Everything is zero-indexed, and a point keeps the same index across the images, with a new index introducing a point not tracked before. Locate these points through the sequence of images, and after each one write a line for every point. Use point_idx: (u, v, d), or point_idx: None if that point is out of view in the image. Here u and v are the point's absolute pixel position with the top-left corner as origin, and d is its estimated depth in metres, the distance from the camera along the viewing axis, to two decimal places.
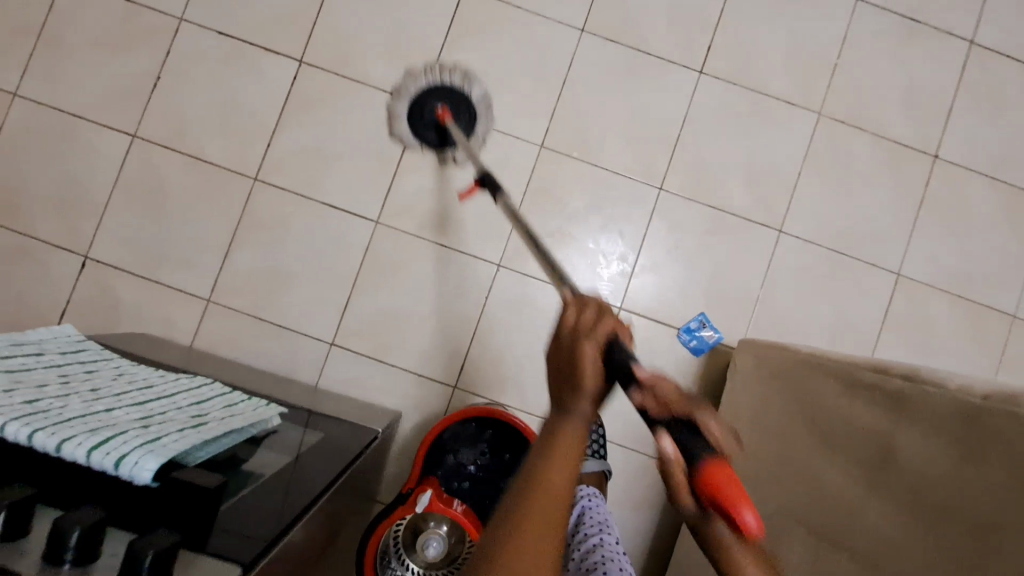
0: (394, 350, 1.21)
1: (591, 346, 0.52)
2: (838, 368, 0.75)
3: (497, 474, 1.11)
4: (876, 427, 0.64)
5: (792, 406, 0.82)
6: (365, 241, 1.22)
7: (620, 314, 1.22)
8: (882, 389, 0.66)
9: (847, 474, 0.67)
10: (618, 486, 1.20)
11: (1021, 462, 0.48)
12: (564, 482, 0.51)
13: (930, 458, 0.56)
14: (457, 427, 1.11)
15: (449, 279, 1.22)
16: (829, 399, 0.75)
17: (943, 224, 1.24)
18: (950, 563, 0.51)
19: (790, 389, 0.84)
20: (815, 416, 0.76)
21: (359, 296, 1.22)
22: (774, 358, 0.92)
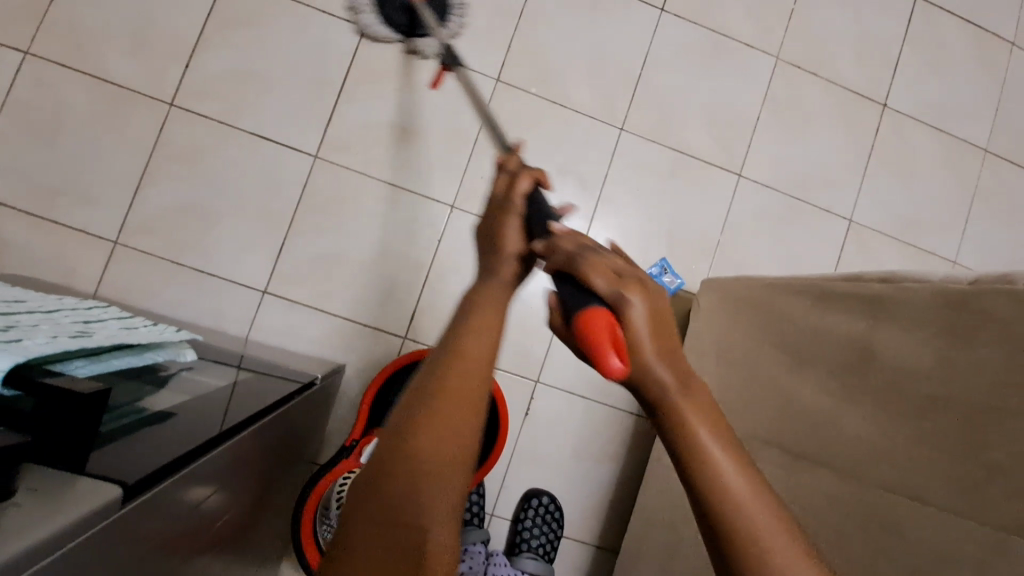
0: (336, 298, 1.10)
1: (510, 216, 0.51)
2: (808, 285, 0.71)
3: None
4: (852, 333, 0.61)
5: (759, 332, 0.78)
6: (302, 178, 1.10)
7: None
8: (855, 296, 0.62)
9: (820, 386, 0.63)
10: (580, 438, 1.14)
11: (1018, 338, 0.44)
12: (489, 334, 0.41)
13: (915, 353, 0.52)
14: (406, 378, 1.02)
15: (398, 221, 1.12)
16: (797, 315, 0.71)
17: (890, 171, 1.27)
18: (943, 456, 0.47)
19: (756, 316, 0.81)
20: (785, 337, 0.73)
21: (296, 238, 1.10)
22: (737, 289, 0.89)
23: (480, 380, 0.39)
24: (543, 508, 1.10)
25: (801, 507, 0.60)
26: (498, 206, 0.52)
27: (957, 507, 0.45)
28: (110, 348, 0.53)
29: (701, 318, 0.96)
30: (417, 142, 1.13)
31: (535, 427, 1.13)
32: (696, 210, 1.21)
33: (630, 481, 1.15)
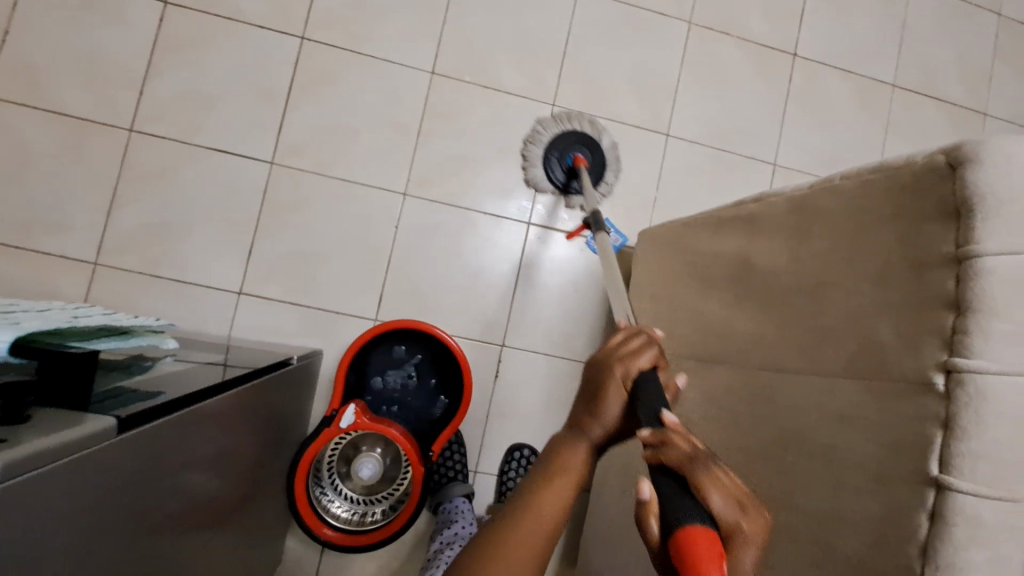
0: (307, 291, 1.19)
1: (622, 363, 0.59)
2: (708, 217, 0.81)
3: (424, 395, 1.13)
4: (739, 250, 0.71)
5: (679, 266, 0.88)
6: (261, 185, 1.19)
7: (530, 230, 1.26)
8: (739, 218, 0.72)
9: (720, 299, 0.73)
10: (548, 392, 1.24)
11: (838, 221, 0.53)
12: (555, 501, 0.54)
13: (777, 254, 0.62)
14: (381, 352, 1.12)
15: (355, 214, 1.21)
16: (702, 244, 0.81)
17: (807, 115, 1.38)
18: (794, 329, 0.57)
19: (675, 253, 0.91)
20: (695, 265, 0.82)
21: (262, 240, 1.18)
22: (662, 233, 0.99)
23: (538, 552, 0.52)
24: (524, 460, 1.20)
25: (711, 402, 0.70)
26: (610, 351, 0.61)
27: (801, 366, 0.54)
28: (95, 332, 0.62)
29: (641, 265, 1.05)
30: (363, 138, 1.22)
31: (506, 387, 1.23)
32: (630, 171, 1.30)
33: None
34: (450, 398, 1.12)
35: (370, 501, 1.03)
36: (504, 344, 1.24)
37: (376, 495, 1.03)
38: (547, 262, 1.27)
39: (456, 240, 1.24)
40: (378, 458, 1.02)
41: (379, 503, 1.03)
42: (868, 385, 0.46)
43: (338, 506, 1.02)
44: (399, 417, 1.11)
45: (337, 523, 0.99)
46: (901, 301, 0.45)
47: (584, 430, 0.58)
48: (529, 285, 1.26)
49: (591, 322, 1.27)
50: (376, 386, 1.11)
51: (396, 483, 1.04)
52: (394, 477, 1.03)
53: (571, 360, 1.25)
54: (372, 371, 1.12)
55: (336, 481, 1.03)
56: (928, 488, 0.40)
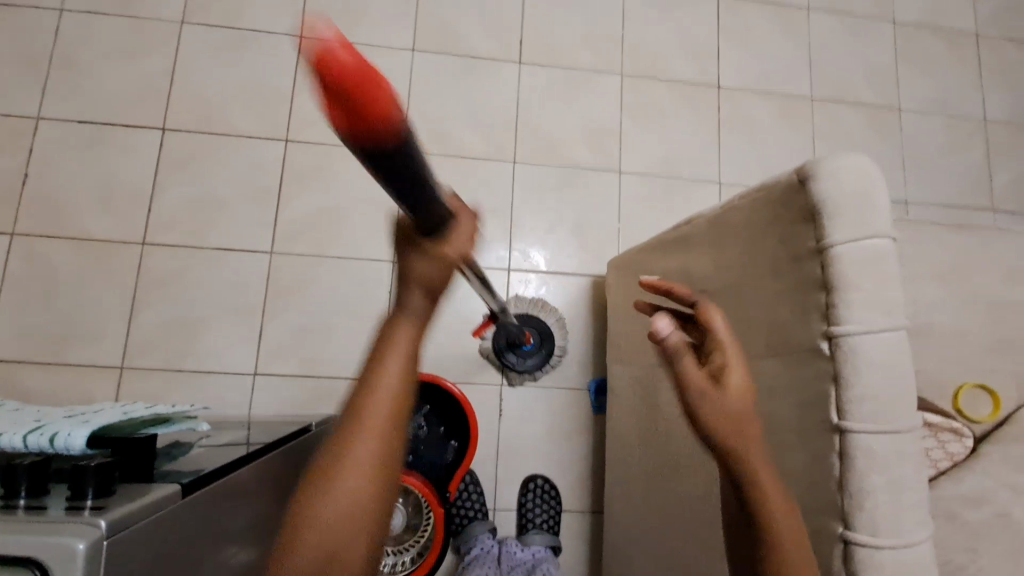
0: (316, 361, 1.29)
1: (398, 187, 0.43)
2: (655, 243, 0.93)
3: (435, 444, 1.21)
4: (680, 266, 0.83)
5: (640, 288, 0.99)
6: (264, 272, 1.32)
7: (511, 274, 1.39)
8: (677, 240, 0.84)
9: (674, 310, 0.84)
10: (551, 421, 1.33)
11: (741, 231, 0.65)
12: (364, 455, 0.47)
13: (706, 265, 0.74)
14: None
15: (351, 286, 1.33)
16: (654, 266, 0.93)
17: (741, 135, 1.54)
18: (727, 324, 0.68)
19: (636, 277, 1.02)
20: (652, 285, 0.94)
21: (270, 322, 1.30)
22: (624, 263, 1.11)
23: (356, 507, 0.46)
24: (537, 488, 1.27)
25: None
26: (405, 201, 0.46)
27: (737, 354, 0.65)
28: (145, 421, 0.72)
29: (612, 290, 1.17)
30: (350, 218, 1.36)
31: (511, 422, 1.31)
32: (592, 209, 1.44)
33: (603, 445, 1.33)
34: (461, 441, 1.21)
35: (398, 551, 1.09)
36: (503, 383, 1.33)
37: (404, 544, 1.10)
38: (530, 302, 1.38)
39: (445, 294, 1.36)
40: (401, 508, 1.10)
41: (407, 552, 1.09)
42: (780, 358, 0.57)
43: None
44: (415, 465, 1.19)
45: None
46: (795, 286, 0.55)
47: (398, 318, 0.48)
48: None
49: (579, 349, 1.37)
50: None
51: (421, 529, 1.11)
52: (418, 524, 1.10)
53: (567, 387, 1.34)
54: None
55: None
56: (834, 432, 0.50)
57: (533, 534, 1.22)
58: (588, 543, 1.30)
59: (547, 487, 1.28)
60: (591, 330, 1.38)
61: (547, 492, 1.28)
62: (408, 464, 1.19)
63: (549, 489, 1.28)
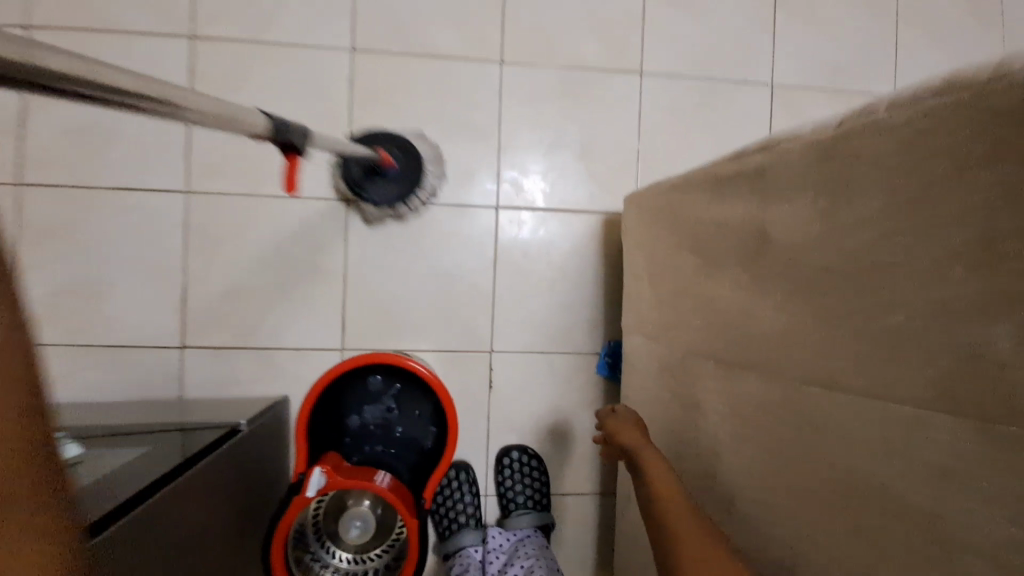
0: (258, 330, 1.03)
1: None
2: (704, 175, 0.65)
3: (408, 428, 0.99)
4: (749, 217, 0.55)
5: (672, 238, 0.72)
6: (181, 218, 1.02)
7: (500, 213, 1.09)
8: (742, 173, 0.56)
9: (733, 282, 0.59)
10: (552, 394, 1.10)
11: (912, 169, 0.38)
12: None
13: (808, 225, 0.47)
14: (355, 386, 0.98)
15: (296, 235, 1.04)
16: (700, 211, 0.65)
17: (803, 17, 1.16)
18: (853, 330, 0.44)
19: (666, 222, 0.75)
20: (695, 236, 0.67)
21: (196, 282, 1.02)
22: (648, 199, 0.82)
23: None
24: (517, 462, 1.06)
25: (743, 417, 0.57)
26: None
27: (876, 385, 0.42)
28: None
29: (636, 237, 0.88)
30: None
31: (503, 396, 1.09)
32: (603, 125, 1.11)
33: None
34: (439, 427, 0.99)
35: (365, 559, 0.92)
36: (492, 350, 1.08)
37: (372, 552, 0.92)
38: (524, 250, 1.10)
39: (417, 240, 1.07)
40: (367, 514, 0.90)
41: (376, 560, 0.92)
42: (988, 428, 0.35)
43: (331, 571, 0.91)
44: (385, 457, 0.98)
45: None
46: (970, 322, 0.35)
47: None
48: (509, 279, 1.09)
49: (588, 304, 1.11)
50: (354, 427, 0.98)
51: (393, 535, 0.92)
52: (390, 530, 0.92)
53: (572, 352, 1.10)
54: (345, 411, 0.98)
55: (326, 544, 0.91)
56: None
57: (519, 518, 1.04)
58: (597, 528, 1.11)
59: (530, 459, 1.07)
60: (603, 281, 1.11)
61: (531, 464, 1.07)
62: (375, 456, 0.98)
63: (533, 461, 1.07)
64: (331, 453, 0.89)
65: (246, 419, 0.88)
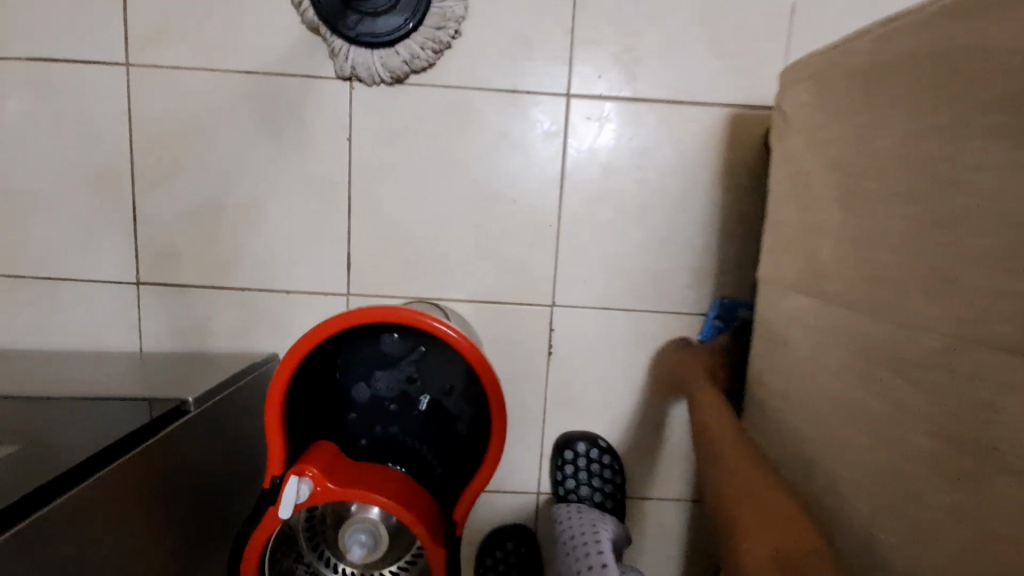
0: (234, 264, 0.76)
1: None
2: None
3: (436, 410, 0.68)
4: None
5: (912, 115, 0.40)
6: (123, 104, 0.73)
7: (570, 103, 0.74)
8: None
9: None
10: (633, 366, 0.79)
11: None
12: None
13: None
14: (360, 346, 0.67)
15: (281, 132, 0.74)
16: (1007, 45, 0.33)
17: None
18: None
19: (909, 92, 0.41)
20: (976, 102, 0.35)
21: (149, 196, 0.75)
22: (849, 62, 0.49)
23: None
24: (583, 459, 0.77)
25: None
26: None
27: None
28: None
29: (823, 134, 0.52)
30: None
31: (568, 366, 0.79)
32: None
33: None
34: (480, 410, 0.67)
35: None
36: (553, 304, 0.77)
37: (385, 571, 0.67)
38: (607, 160, 0.75)
39: (449, 143, 0.74)
40: (374, 524, 0.63)
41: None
42: None
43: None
44: (403, 444, 0.68)
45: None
46: None
47: None
48: (582, 202, 0.75)
49: (693, 243, 0.76)
50: (360, 401, 0.68)
51: (413, 551, 0.66)
52: (407, 546, 0.66)
53: (666, 310, 0.77)
54: (348, 377, 0.68)
55: (324, 557, 0.66)
56: None
57: None
58: (685, 543, 0.83)
59: (600, 454, 0.78)
60: (719, 210, 0.75)
61: (602, 461, 0.78)
62: (390, 443, 0.68)
63: (604, 456, 0.78)
64: (324, 444, 0.63)
65: (197, 395, 0.63)
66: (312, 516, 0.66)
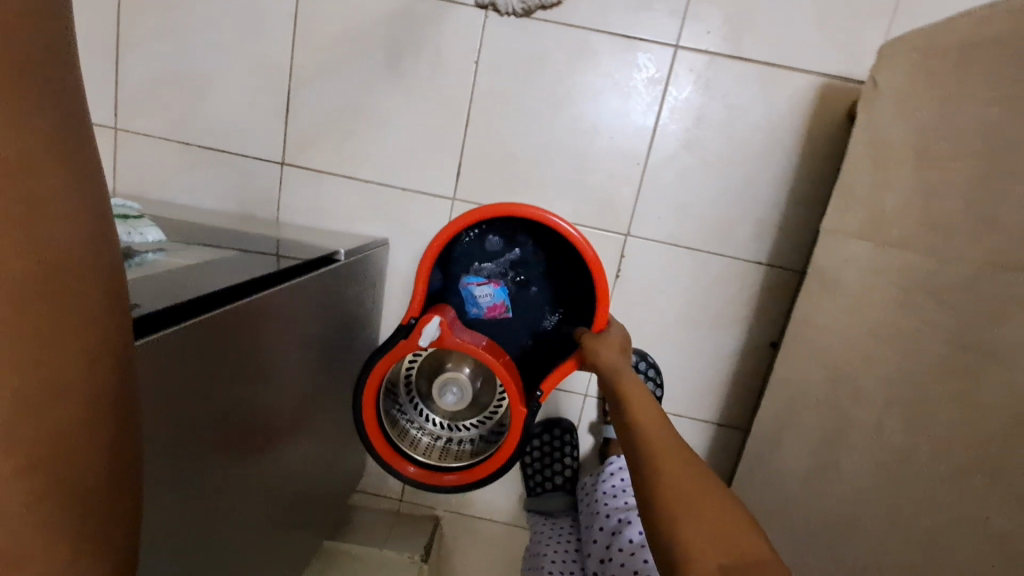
0: (364, 159, 0.89)
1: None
2: None
3: (530, 305, 0.84)
4: None
5: (998, 92, 0.48)
6: (292, 6, 0.85)
7: (677, 54, 0.82)
8: None
9: None
10: (689, 300, 0.90)
11: None
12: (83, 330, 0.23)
13: None
14: (480, 237, 0.82)
15: (419, 48, 0.85)
16: None
17: None
18: None
19: (996, 73, 0.49)
20: None
21: (302, 90, 0.88)
22: (952, 39, 0.55)
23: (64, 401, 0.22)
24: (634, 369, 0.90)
25: None
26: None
27: None
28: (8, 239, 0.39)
29: (911, 104, 0.59)
30: None
31: (631, 291, 0.90)
32: None
33: (761, 345, 0.90)
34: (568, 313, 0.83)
35: (454, 428, 0.83)
36: (627, 234, 0.88)
37: (462, 423, 0.83)
38: (701, 110, 0.83)
39: (563, 76, 0.84)
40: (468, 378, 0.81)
41: (467, 432, 0.83)
42: None
43: (416, 435, 0.81)
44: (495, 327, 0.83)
45: (418, 457, 0.78)
46: None
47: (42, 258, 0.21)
48: (671, 147, 0.84)
49: (764, 199, 0.84)
50: (466, 285, 0.82)
51: (488, 412, 0.83)
52: (486, 406, 0.83)
53: (727, 254, 0.87)
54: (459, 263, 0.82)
55: (412, 403, 0.83)
56: None
57: None
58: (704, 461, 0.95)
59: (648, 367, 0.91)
60: (793, 171, 0.83)
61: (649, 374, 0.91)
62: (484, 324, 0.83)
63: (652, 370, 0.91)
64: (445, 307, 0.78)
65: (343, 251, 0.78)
66: (410, 369, 0.82)
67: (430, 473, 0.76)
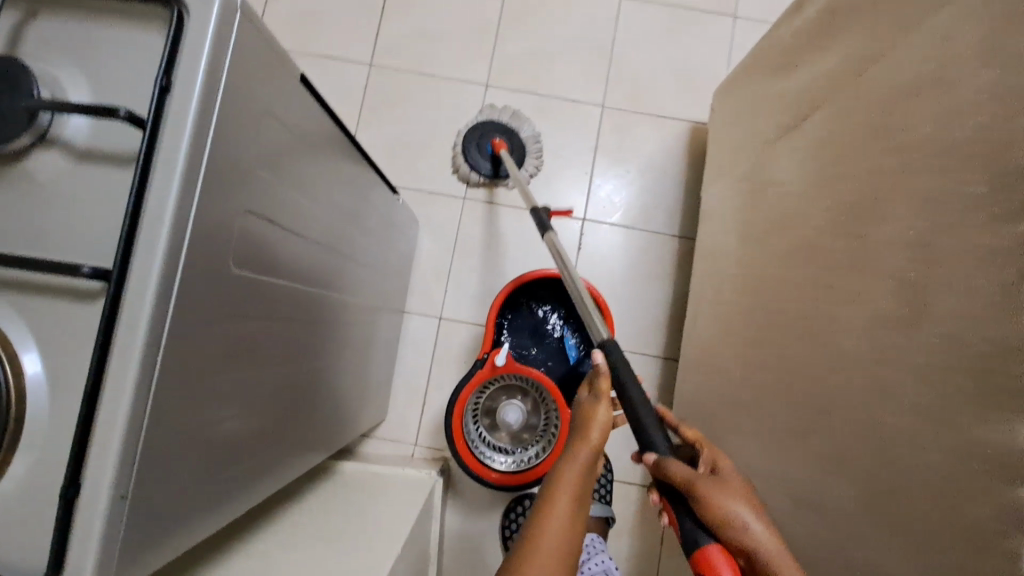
0: (403, 174, 1.29)
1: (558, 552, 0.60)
2: (783, 22, 0.87)
3: (567, 383, 1.16)
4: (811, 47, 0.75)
5: (757, 84, 0.94)
6: (362, 83, 1.32)
7: (604, 109, 1.31)
8: (808, 17, 0.77)
9: (796, 77, 0.79)
10: (631, 264, 1.26)
11: (848, 53, 0.66)
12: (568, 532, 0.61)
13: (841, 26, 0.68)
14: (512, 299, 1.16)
15: (443, 105, 1.31)
16: (779, 47, 0.87)
17: None
18: (836, 119, 0.65)
19: (754, 80, 0.96)
20: (773, 70, 0.88)
21: (363, 131, 1.30)
22: (737, 74, 1.04)
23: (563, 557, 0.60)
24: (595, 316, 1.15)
25: (792, 170, 0.74)
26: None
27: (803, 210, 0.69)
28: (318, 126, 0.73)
29: (727, 112, 1.06)
30: (448, 40, 1.34)
31: (589, 257, 1.26)
32: (697, 51, 1.33)
33: (684, 292, 1.25)
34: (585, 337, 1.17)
35: (520, 446, 1.12)
36: (585, 218, 1.28)
37: (525, 442, 1.12)
38: (623, 142, 1.30)
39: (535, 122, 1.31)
40: (521, 404, 1.12)
41: (529, 450, 1.11)
42: None
43: (496, 457, 1.09)
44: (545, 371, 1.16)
45: (500, 469, 1.06)
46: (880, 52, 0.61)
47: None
48: (607, 163, 1.30)
49: (669, 193, 1.29)
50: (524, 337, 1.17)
51: (540, 430, 1.12)
52: (538, 424, 1.13)
53: (650, 228, 1.27)
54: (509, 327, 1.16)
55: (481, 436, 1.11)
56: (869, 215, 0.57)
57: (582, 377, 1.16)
58: (658, 388, 1.22)
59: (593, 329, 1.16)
60: (685, 177, 1.29)
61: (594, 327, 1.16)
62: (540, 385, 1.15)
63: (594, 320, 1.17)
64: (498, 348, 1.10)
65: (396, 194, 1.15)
66: (475, 407, 1.11)
67: (520, 475, 1.05)
